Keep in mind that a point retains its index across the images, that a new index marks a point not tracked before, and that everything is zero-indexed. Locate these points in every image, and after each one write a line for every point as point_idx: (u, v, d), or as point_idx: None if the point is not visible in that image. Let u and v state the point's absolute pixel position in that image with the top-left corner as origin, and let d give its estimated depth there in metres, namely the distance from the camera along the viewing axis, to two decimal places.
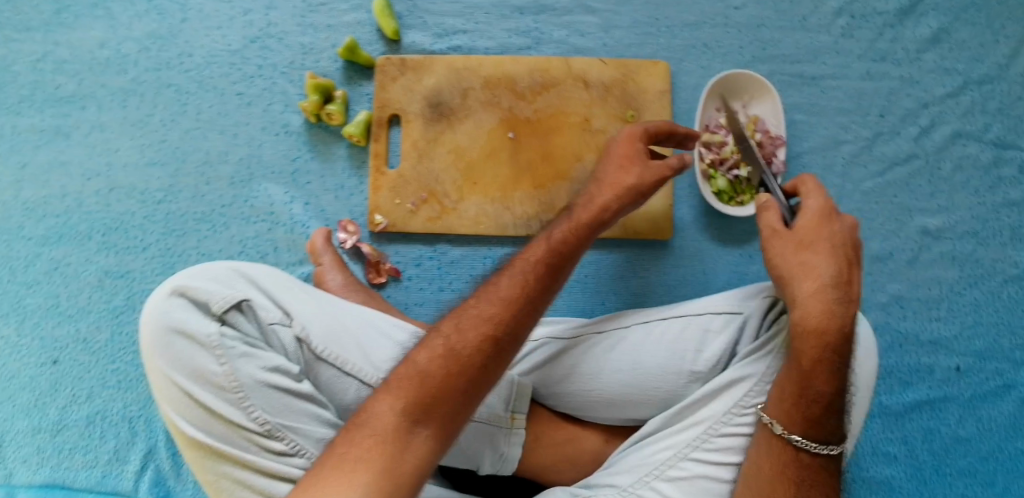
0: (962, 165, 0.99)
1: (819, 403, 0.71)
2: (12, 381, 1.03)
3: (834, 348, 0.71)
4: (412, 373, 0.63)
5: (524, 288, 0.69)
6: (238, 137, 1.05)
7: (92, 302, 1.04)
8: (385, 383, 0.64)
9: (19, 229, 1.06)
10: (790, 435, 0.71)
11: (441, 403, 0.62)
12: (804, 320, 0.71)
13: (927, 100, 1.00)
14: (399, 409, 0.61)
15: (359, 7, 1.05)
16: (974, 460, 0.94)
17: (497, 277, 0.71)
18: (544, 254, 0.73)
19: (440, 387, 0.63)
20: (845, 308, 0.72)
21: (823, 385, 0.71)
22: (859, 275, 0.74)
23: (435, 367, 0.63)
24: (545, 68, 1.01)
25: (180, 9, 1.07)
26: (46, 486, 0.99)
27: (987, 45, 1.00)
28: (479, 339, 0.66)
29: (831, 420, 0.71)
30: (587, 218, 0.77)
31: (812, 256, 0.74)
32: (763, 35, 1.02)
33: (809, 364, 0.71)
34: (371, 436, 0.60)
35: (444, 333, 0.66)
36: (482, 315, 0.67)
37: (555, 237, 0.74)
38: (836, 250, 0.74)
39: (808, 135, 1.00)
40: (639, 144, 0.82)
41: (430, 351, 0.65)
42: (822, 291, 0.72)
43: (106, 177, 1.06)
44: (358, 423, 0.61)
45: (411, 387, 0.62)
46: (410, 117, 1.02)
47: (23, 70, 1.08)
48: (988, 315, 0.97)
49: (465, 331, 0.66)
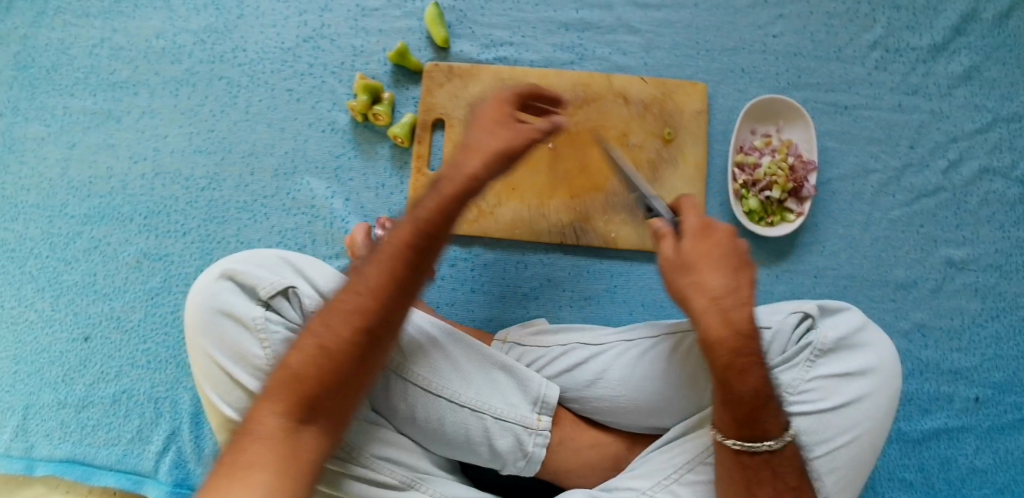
0: (988, 200, 1.02)
1: (746, 404, 0.71)
2: (41, 356, 1.05)
3: (744, 348, 0.72)
4: (288, 376, 0.64)
5: (386, 274, 0.68)
6: (285, 132, 1.08)
7: (129, 282, 1.06)
8: (263, 392, 0.64)
9: (63, 207, 1.08)
10: (728, 441, 0.72)
11: (324, 404, 0.64)
12: (706, 337, 0.72)
13: (956, 135, 1.03)
14: (284, 413, 0.63)
15: (411, 14, 1.09)
16: (989, 491, 0.96)
17: (358, 273, 0.69)
18: (408, 235, 0.70)
19: (319, 388, 0.64)
20: (741, 311, 0.73)
21: (743, 387, 0.71)
22: (747, 276, 0.75)
23: (314, 366, 0.65)
24: (587, 83, 1.05)
25: (237, 6, 1.11)
26: (67, 461, 1.01)
27: (1017, 85, 1.04)
28: (351, 333, 0.66)
29: (767, 415, 0.71)
30: (451, 191, 0.74)
31: (698, 274, 0.74)
32: (800, 63, 1.06)
33: (726, 371, 0.71)
34: (263, 445, 0.60)
35: (313, 332, 0.66)
36: (350, 306, 0.67)
37: (418, 214, 0.71)
38: (722, 260, 0.75)
39: (839, 162, 1.03)
40: (510, 114, 0.80)
41: (303, 351, 0.65)
42: (714, 305, 0.72)
43: (152, 161, 1.09)
44: (245, 432, 0.62)
45: (288, 391, 0.64)
46: (453, 122, 1.05)
47: (79, 53, 1.12)
48: (1008, 348, 0.99)
49: (336, 325, 0.66)
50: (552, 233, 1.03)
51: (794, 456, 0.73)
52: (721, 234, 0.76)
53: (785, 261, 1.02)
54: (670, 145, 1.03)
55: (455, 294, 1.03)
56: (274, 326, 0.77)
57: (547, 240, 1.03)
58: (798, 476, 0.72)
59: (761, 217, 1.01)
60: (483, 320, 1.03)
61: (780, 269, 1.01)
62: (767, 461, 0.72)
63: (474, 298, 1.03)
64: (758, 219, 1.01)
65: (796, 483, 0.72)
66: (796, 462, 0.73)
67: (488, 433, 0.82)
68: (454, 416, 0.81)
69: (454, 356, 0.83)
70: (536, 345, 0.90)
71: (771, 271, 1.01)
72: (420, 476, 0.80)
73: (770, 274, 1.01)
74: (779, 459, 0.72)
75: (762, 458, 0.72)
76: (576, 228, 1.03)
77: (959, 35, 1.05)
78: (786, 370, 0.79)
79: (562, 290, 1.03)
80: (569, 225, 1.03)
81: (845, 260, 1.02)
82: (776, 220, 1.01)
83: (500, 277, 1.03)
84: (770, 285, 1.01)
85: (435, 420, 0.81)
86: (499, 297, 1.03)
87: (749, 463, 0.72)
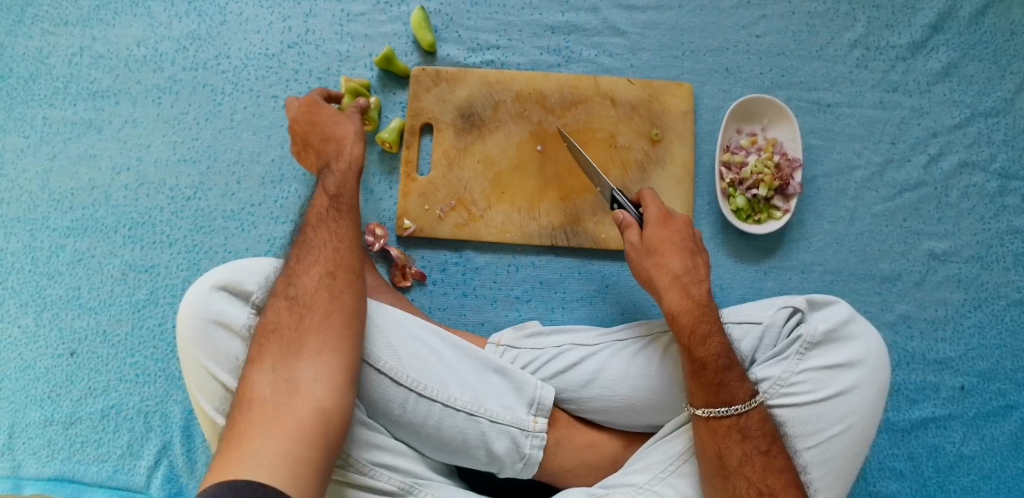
0: (968, 193, 1.04)
1: (709, 369, 0.76)
2: (25, 372, 1.03)
3: (704, 316, 0.79)
4: (267, 335, 0.70)
5: (317, 237, 0.78)
6: (272, 139, 1.08)
7: (115, 294, 1.05)
8: (248, 361, 0.70)
9: (44, 220, 1.06)
10: (701, 410, 0.76)
11: (306, 340, 0.69)
12: (671, 309, 0.79)
13: (936, 130, 1.05)
14: (274, 363, 0.68)
15: (396, 18, 1.09)
16: (976, 478, 0.98)
17: (300, 248, 0.78)
18: (322, 204, 0.82)
19: (298, 328, 0.70)
20: (699, 288, 0.80)
21: (705, 353, 0.76)
22: (706, 260, 0.84)
23: (288, 318, 0.71)
24: (574, 85, 1.06)
25: (220, 12, 1.10)
26: (56, 479, 0.99)
27: (994, 80, 1.06)
28: (314, 282, 0.74)
29: (731, 377, 0.76)
30: (343, 165, 0.87)
31: (661, 257, 0.82)
32: (783, 63, 1.07)
33: (689, 337, 0.77)
34: (262, 395, 0.66)
35: (281, 296, 0.74)
36: (303, 266, 0.76)
37: (329, 186, 0.85)
38: (683, 243, 0.82)
39: (824, 159, 1.05)
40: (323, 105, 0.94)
41: (277, 311, 0.72)
42: (676, 283, 0.80)
43: (136, 171, 1.07)
44: (244, 395, 0.66)
45: (270, 346, 0.69)
46: (442, 126, 1.05)
47: (58, 62, 1.10)
48: (991, 337, 1.02)
49: (300, 283, 0.74)
50: (543, 235, 1.03)
51: (764, 421, 0.76)
52: (680, 220, 0.84)
53: (773, 258, 1.03)
54: (658, 145, 1.04)
55: (447, 299, 1.03)
56: None
57: (538, 242, 1.03)
58: (768, 440, 0.75)
59: (749, 215, 1.02)
60: (475, 324, 1.03)
61: (769, 266, 1.03)
62: (735, 425, 0.75)
63: (467, 301, 1.03)
64: (746, 217, 1.02)
65: (767, 447, 0.74)
66: (767, 428, 0.75)
67: (485, 437, 0.82)
68: (451, 420, 0.81)
69: (445, 356, 0.83)
70: (530, 347, 0.89)
71: (760, 268, 1.03)
72: (418, 482, 0.80)
73: (758, 271, 1.03)
74: (746, 422, 0.75)
75: (729, 422, 0.75)
76: (567, 230, 1.03)
77: (937, 32, 1.07)
78: (776, 362, 0.80)
79: (554, 292, 1.03)
80: (560, 227, 1.03)
81: (831, 255, 1.03)
82: (763, 218, 1.02)
83: (491, 281, 1.04)
84: (759, 281, 1.02)
85: (431, 425, 0.80)
86: (490, 300, 1.03)
87: (718, 428, 0.75)
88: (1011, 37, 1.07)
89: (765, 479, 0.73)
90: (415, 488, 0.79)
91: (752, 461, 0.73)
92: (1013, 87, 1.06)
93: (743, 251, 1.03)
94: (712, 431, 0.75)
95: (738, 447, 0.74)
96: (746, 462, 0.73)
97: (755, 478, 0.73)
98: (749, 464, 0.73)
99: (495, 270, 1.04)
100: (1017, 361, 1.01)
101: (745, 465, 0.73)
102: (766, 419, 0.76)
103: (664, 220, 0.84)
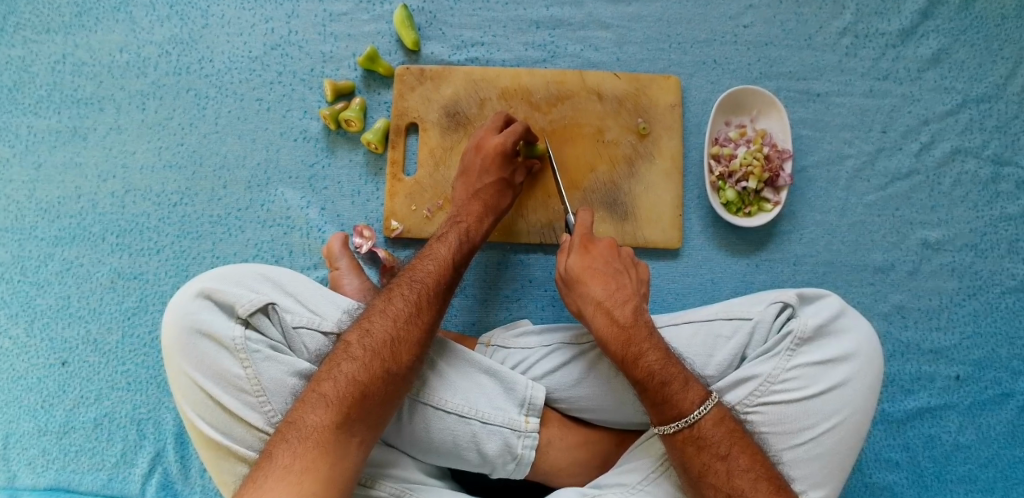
0: (961, 181, 1.03)
1: (647, 391, 0.75)
2: (18, 383, 1.03)
3: (632, 339, 0.78)
4: (348, 389, 0.70)
5: (428, 310, 0.79)
6: (257, 142, 1.07)
7: (104, 303, 1.04)
8: (320, 397, 0.70)
9: (32, 229, 1.06)
10: (659, 427, 0.75)
11: (376, 414, 0.71)
12: (600, 338, 0.79)
13: (927, 118, 1.04)
14: (340, 421, 0.68)
15: (379, 17, 1.08)
16: (974, 467, 0.98)
17: (412, 310, 0.78)
18: (444, 269, 0.84)
19: (375, 401, 0.71)
20: (624, 310, 0.81)
21: (642, 373, 0.76)
22: (628, 280, 0.84)
23: (375, 385, 0.71)
24: (560, 80, 1.04)
25: (202, 16, 1.09)
26: (51, 489, 1.00)
27: (986, 65, 1.05)
28: (410, 360, 0.75)
29: (674, 389, 0.75)
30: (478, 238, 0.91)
31: (583, 285, 0.83)
32: (771, 53, 1.06)
33: (622, 362, 0.77)
34: (314, 449, 0.66)
35: (376, 351, 0.73)
36: (410, 337, 0.75)
37: (451, 256, 0.85)
38: (604, 268, 0.84)
39: (814, 149, 1.04)
40: (510, 159, 0.95)
41: (370, 369, 0.72)
42: (600, 309, 0.81)
43: (122, 179, 1.07)
44: (299, 434, 0.67)
45: (347, 403, 0.69)
46: (427, 125, 1.04)
47: (42, 70, 1.09)
48: (987, 325, 1.01)
49: (399, 354, 0.74)
50: (533, 232, 1.02)
51: (721, 422, 0.74)
52: (600, 244, 0.86)
53: (764, 251, 1.02)
54: (646, 139, 1.03)
55: None
56: (254, 346, 0.75)
57: (527, 240, 1.02)
58: (728, 443, 0.73)
59: (739, 208, 1.01)
60: (466, 323, 1.03)
61: (760, 258, 1.02)
62: (691, 436, 0.73)
63: (456, 301, 1.03)
64: (736, 210, 1.01)
65: (727, 451, 0.73)
66: (723, 431, 0.74)
67: (476, 438, 0.81)
68: (441, 422, 0.80)
69: (437, 365, 0.82)
70: (520, 347, 0.89)
71: (750, 261, 1.02)
72: (411, 486, 0.79)
73: (749, 265, 1.02)
74: (700, 431, 0.73)
75: (683, 434, 0.74)
76: (557, 227, 1.02)
77: (927, 18, 1.05)
78: (767, 359, 0.79)
79: (545, 290, 1.03)
80: (549, 225, 1.02)
81: (823, 246, 1.03)
82: (753, 211, 1.01)
83: (481, 280, 1.03)
84: (750, 274, 1.02)
85: (421, 428, 0.80)
86: (480, 300, 1.03)
87: (676, 442, 0.74)
88: (1002, 21, 1.05)
89: (731, 481, 0.71)
90: (406, 492, 0.77)
91: (714, 468, 0.72)
92: (1005, 72, 1.04)
93: (734, 244, 1.03)
94: (675, 448, 0.74)
95: (704, 453, 0.73)
96: (707, 471, 0.72)
97: (721, 483, 0.72)
98: (712, 471, 0.72)
99: (486, 270, 1.03)
100: (1013, 349, 1.00)
101: (707, 474, 0.72)
102: (722, 420, 0.74)
103: (586, 247, 0.86)
